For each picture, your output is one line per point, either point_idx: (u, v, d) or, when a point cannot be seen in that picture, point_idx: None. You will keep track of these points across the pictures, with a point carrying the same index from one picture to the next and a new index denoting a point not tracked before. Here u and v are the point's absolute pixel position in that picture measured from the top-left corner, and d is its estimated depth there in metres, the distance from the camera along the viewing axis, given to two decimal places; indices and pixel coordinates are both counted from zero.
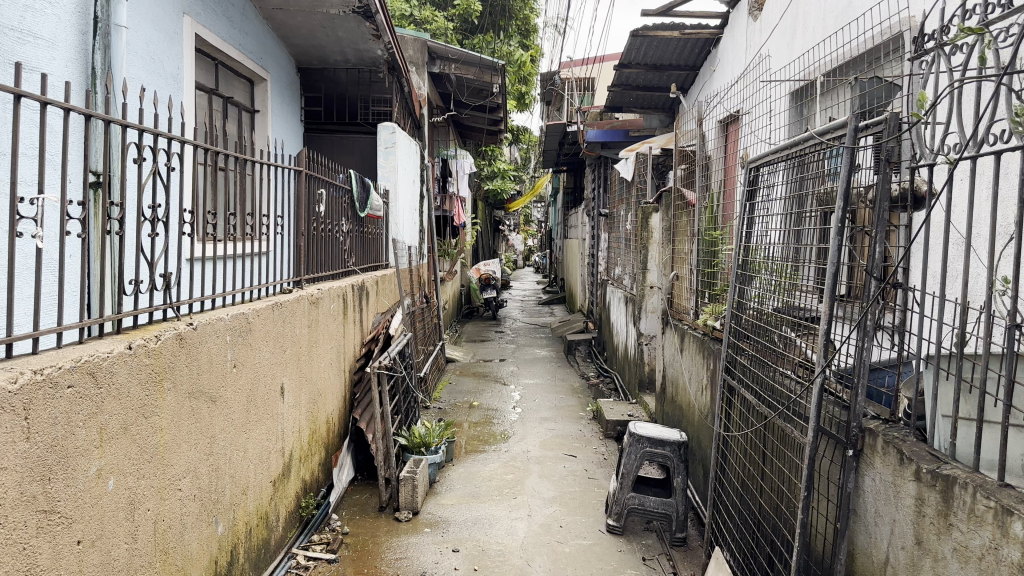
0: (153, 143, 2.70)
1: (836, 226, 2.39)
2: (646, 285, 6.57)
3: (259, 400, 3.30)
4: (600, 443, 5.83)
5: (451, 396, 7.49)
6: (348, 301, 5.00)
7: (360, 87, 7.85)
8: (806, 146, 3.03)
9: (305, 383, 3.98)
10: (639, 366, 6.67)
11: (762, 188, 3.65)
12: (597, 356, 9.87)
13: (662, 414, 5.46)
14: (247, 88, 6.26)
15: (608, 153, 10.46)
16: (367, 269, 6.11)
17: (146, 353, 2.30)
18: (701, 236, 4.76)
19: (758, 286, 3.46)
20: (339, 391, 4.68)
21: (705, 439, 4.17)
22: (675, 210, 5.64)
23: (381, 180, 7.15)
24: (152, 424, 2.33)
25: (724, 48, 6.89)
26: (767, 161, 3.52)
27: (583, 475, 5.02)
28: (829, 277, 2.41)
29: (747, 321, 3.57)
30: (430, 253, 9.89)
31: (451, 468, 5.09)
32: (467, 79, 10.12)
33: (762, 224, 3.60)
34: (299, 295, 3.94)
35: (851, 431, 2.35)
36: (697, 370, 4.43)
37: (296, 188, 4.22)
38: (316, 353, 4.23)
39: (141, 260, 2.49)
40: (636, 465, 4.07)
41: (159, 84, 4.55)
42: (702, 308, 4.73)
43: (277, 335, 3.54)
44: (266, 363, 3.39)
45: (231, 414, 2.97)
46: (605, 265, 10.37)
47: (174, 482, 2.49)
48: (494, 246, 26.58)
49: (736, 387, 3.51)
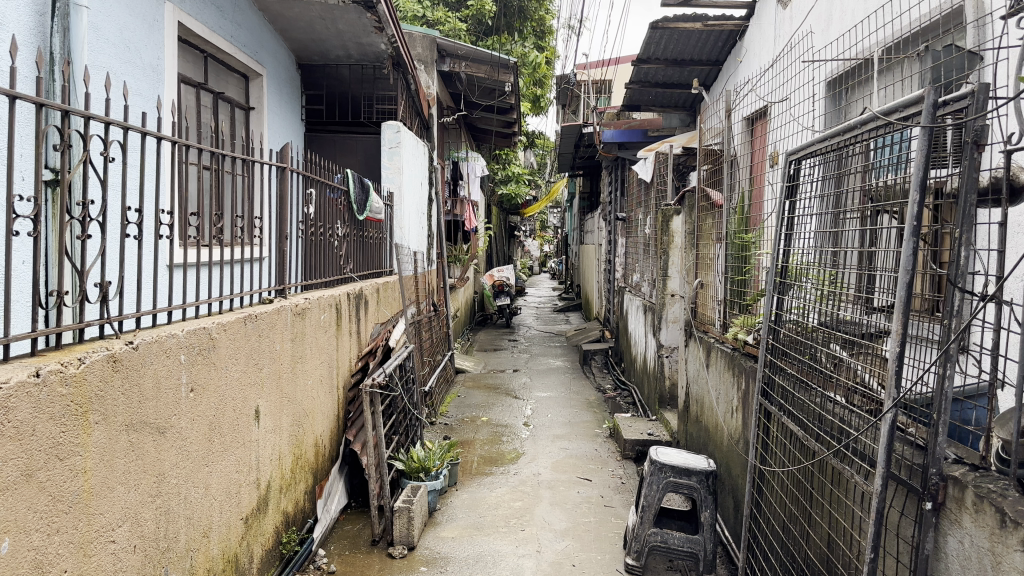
0: (104, 134, 2.27)
1: (911, 225, 1.92)
2: (666, 293, 6.12)
3: (227, 428, 2.89)
4: (617, 465, 5.37)
5: (459, 411, 7.06)
6: (342, 312, 4.58)
7: (364, 84, 7.46)
8: (858, 132, 2.56)
9: (287, 405, 3.56)
10: (658, 380, 6.21)
11: (802, 185, 3.18)
12: (613, 367, 9.40)
13: (685, 434, 5.00)
14: (241, 83, 5.89)
15: (626, 155, 10.02)
16: (366, 275, 5.69)
17: (62, 380, 1.88)
18: (729, 240, 4.29)
19: (801, 297, 3.00)
20: (329, 411, 4.26)
21: (736, 468, 3.71)
22: (699, 212, 5.18)
23: (384, 181, 6.75)
24: (71, 466, 1.92)
25: (750, 40, 6.43)
26: (808, 152, 3.04)
27: (598, 503, 4.56)
28: (902, 287, 1.93)
29: (786, 338, 3.11)
30: (438, 259, 9.48)
31: (454, 494, 4.65)
32: (479, 78, 9.70)
33: (803, 224, 3.13)
34: (280, 305, 3.52)
35: (929, 479, 1.90)
36: (726, 389, 3.97)
37: (279, 186, 3.79)
38: (302, 370, 3.81)
39: (67, 268, 2.06)
40: (658, 497, 3.62)
41: (135, 74, 4.18)
42: (731, 320, 4.27)
43: (250, 352, 3.12)
44: (235, 385, 2.97)
45: (188, 446, 2.57)
46: (622, 272, 9.91)
47: (103, 533, 2.07)
48: (509, 252, 26.18)
49: (774, 412, 3.05)
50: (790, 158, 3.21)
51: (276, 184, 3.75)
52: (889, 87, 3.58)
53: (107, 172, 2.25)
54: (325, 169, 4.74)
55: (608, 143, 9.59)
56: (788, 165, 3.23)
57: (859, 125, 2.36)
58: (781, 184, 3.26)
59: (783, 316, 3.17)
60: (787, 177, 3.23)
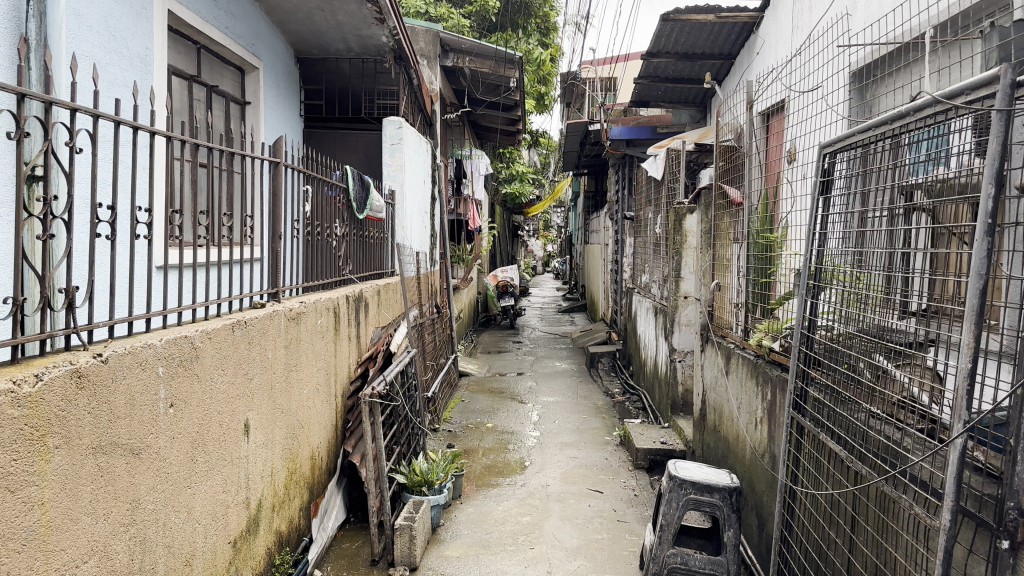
0: (73, 122, 2.03)
1: (984, 223, 1.67)
2: (678, 295, 5.87)
3: (213, 445, 2.66)
4: (629, 476, 5.13)
5: (463, 417, 6.82)
6: (341, 316, 4.35)
7: (364, 79, 7.21)
8: (909, 120, 2.32)
9: (280, 417, 3.33)
10: (670, 385, 5.97)
11: (838, 181, 2.93)
12: (621, 370, 9.16)
13: (702, 444, 4.77)
14: (237, 77, 5.67)
15: (634, 153, 9.78)
16: (367, 277, 5.45)
17: (14, 402, 1.64)
18: (752, 239, 4.05)
19: (840, 301, 2.75)
20: (327, 421, 4.03)
21: (761, 484, 3.48)
22: (717, 211, 4.93)
23: (386, 180, 6.52)
24: (25, 498, 1.68)
25: (766, 32, 6.19)
26: (848, 144, 2.81)
27: (611, 518, 4.32)
28: (975, 292, 1.68)
29: (821, 346, 2.88)
30: (442, 259, 9.24)
31: (458, 508, 4.41)
32: (483, 74, 9.44)
33: (840, 222, 2.89)
34: (273, 310, 3.29)
35: (1005, 514, 1.65)
36: (749, 399, 3.74)
37: (272, 183, 3.55)
38: (297, 379, 3.57)
39: (26, 272, 1.82)
40: (678, 516, 3.40)
41: (121, 64, 3.96)
42: (752, 325, 4.03)
43: (239, 361, 2.89)
44: (221, 398, 2.73)
45: (168, 467, 2.34)
46: (631, 272, 9.66)
47: (66, 573, 1.83)
48: (512, 252, 25.94)
49: (806, 425, 2.81)
50: (824, 151, 2.99)
51: (269, 180, 3.51)
52: (929, 75, 3.35)
53: (74, 165, 2.00)
54: (323, 166, 4.52)
55: (616, 140, 9.36)
56: (822, 158, 3.00)
57: (919, 110, 2.13)
58: (815, 179, 3.02)
59: (817, 323, 2.93)
60: (821, 172, 3.00)
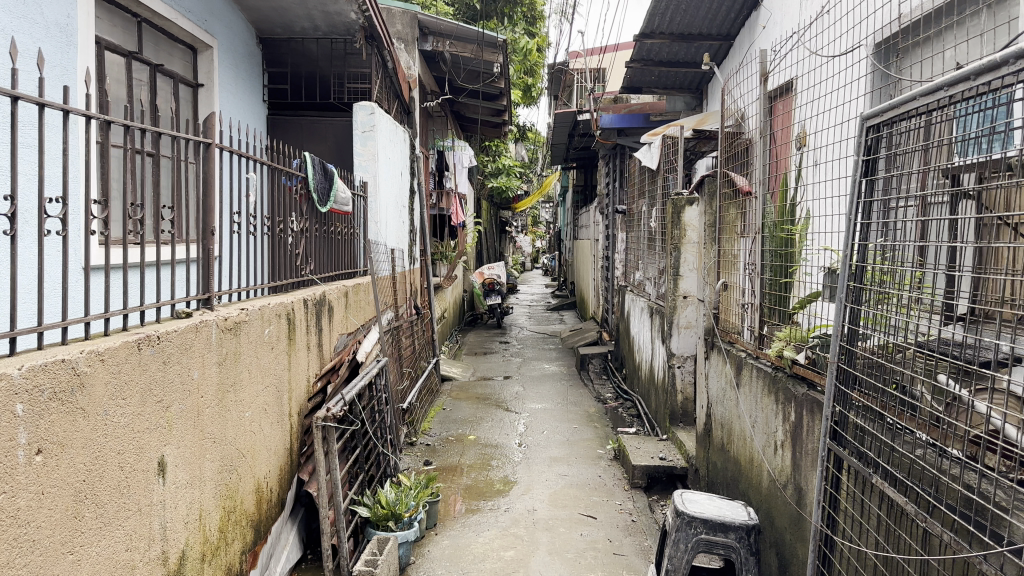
0: None
1: None
2: (677, 295, 5.34)
3: (110, 494, 2.13)
4: (625, 496, 4.61)
5: (443, 428, 6.28)
6: (297, 323, 3.80)
7: (334, 62, 6.64)
8: (1006, 76, 1.76)
9: (211, 450, 2.79)
10: (668, 394, 5.45)
11: (885, 159, 2.37)
12: (614, 373, 8.64)
13: (707, 464, 4.24)
14: (188, 57, 5.11)
15: (626, 142, 9.27)
16: (332, 279, 4.89)
17: None
18: (770, 231, 3.51)
19: (902, 308, 2.20)
20: (278, 448, 3.48)
21: (783, 520, 2.97)
22: (722, 201, 4.38)
23: (358, 170, 5.97)
24: None
25: (770, 7, 5.67)
26: (900, 114, 2.25)
27: (606, 551, 3.80)
28: None
29: (864, 363, 2.37)
30: (422, 256, 8.70)
31: (433, 541, 3.87)
32: (465, 59, 8.88)
33: (893, 209, 2.33)
34: (199, 319, 2.74)
35: None
36: (766, 418, 3.23)
37: (201, 168, 3.00)
38: (237, 400, 3.04)
39: None
40: (688, 560, 2.89)
41: (34, 33, 3.40)
42: (767, 331, 3.51)
43: (148, 387, 2.34)
44: (122, 437, 2.19)
45: (34, 534, 1.79)
46: (623, 269, 9.12)
47: None
48: (501, 249, 25.35)
49: (847, 460, 2.30)
50: (867, 123, 2.42)
51: (201, 165, 2.96)
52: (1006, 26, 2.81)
53: None
54: (279, 154, 3.97)
55: (608, 129, 8.84)
56: (865, 132, 2.43)
57: None
58: (856, 158, 2.46)
59: (857, 333, 2.40)
60: (863, 150, 2.43)
